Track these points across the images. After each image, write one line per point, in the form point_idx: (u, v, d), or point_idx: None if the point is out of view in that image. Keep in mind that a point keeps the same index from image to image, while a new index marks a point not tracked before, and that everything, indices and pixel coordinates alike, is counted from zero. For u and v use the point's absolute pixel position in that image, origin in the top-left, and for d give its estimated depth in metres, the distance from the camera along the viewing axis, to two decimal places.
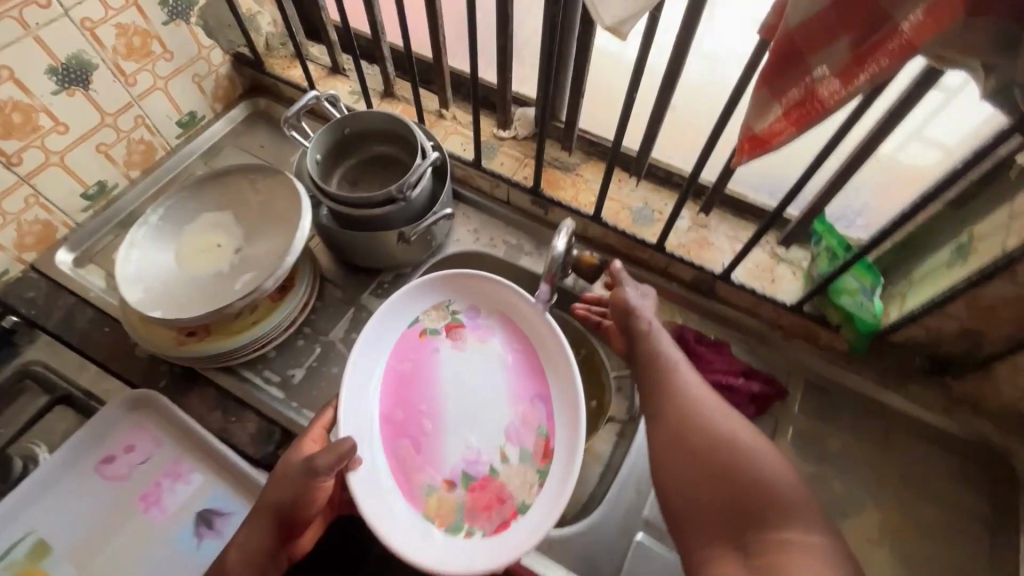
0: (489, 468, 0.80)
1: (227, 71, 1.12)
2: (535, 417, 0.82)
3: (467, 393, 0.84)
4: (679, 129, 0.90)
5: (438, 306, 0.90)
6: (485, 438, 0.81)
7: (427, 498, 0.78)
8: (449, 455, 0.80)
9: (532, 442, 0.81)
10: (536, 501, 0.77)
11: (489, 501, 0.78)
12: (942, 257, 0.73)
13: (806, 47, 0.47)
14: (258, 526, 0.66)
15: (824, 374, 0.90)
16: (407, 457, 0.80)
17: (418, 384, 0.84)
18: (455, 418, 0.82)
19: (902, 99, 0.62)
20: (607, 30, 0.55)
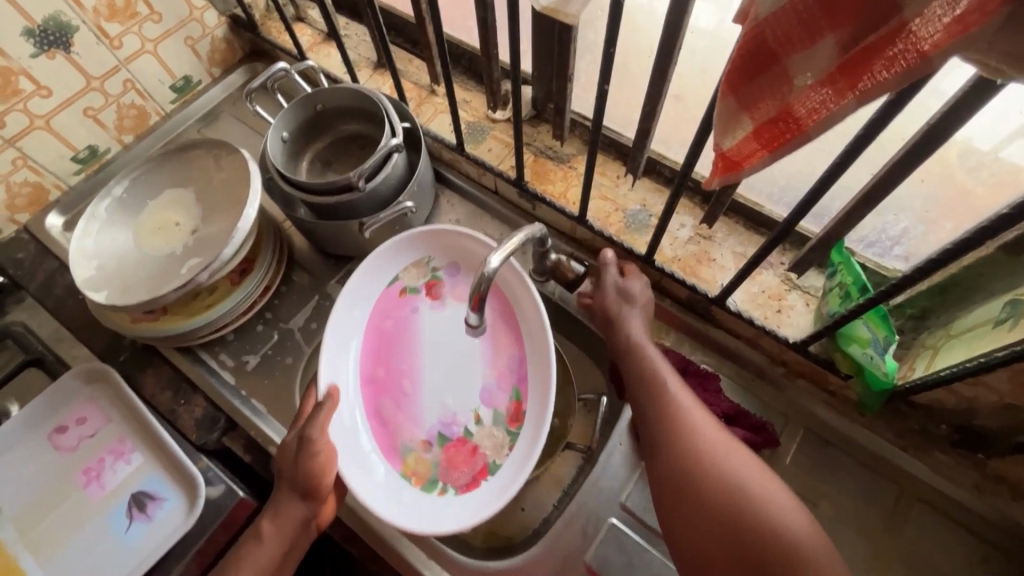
0: (466, 430, 0.74)
1: (224, 34, 1.08)
2: (508, 379, 0.76)
3: (450, 352, 0.78)
4: (686, 124, 0.76)
5: (417, 263, 0.81)
6: (464, 399, 0.75)
7: (404, 457, 0.74)
8: (426, 413, 0.75)
9: (504, 404, 0.75)
10: (506, 462, 0.71)
11: (462, 462, 0.73)
12: (991, 312, 0.58)
13: (781, 46, 0.34)
14: (285, 497, 0.66)
15: (830, 426, 0.76)
16: (386, 417, 0.75)
17: (400, 342, 0.78)
18: (436, 378, 0.77)
19: (948, 113, 0.47)
20: (546, 11, 0.45)
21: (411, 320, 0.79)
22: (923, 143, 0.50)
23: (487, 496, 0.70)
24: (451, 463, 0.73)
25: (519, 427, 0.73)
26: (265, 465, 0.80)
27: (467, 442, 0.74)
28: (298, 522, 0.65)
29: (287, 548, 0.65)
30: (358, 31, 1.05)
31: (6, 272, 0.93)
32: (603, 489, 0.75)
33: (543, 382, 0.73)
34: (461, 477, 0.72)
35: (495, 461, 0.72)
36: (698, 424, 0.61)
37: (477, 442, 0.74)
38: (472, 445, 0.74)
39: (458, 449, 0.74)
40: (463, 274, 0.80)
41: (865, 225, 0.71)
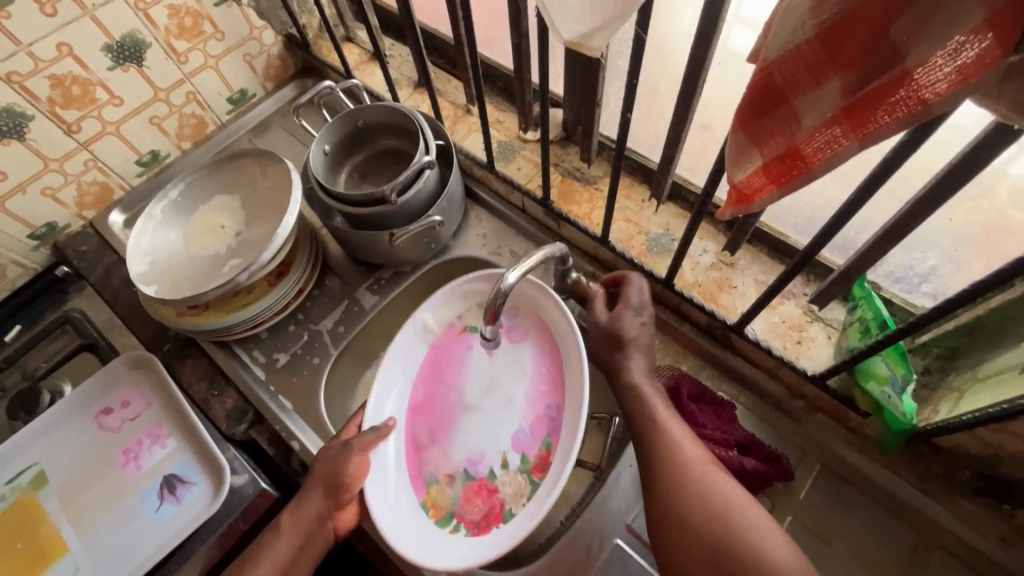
0: (493, 472, 0.74)
1: (279, 52, 1.15)
2: (544, 427, 0.74)
3: (494, 393, 0.78)
4: (710, 151, 0.77)
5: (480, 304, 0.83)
6: (496, 440, 0.76)
7: (427, 487, 0.75)
8: (457, 449, 0.77)
9: (533, 452, 0.74)
10: (520, 512, 0.70)
11: (478, 504, 0.73)
12: (1017, 357, 0.56)
13: (789, 88, 0.36)
14: (308, 494, 0.69)
15: (849, 463, 0.74)
16: (421, 445, 0.77)
17: (451, 377, 0.81)
18: (476, 418, 0.78)
19: (967, 154, 0.47)
20: (571, 46, 0.46)
21: (464, 358, 0.81)
22: (945, 184, 0.50)
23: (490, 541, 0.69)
24: (470, 499, 0.74)
25: (542, 478, 0.71)
26: (287, 459, 0.84)
27: (490, 487, 0.73)
28: (314, 520, 0.68)
29: (302, 543, 0.68)
30: (401, 52, 1.10)
31: (70, 263, 1.01)
32: (615, 507, 0.76)
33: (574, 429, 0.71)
34: (470, 520, 0.72)
35: (509, 510, 0.71)
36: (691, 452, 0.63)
37: (499, 487, 0.73)
38: (494, 489, 0.73)
39: (478, 491, 0.74)
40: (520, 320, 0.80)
41: (891, 261, 0.70)
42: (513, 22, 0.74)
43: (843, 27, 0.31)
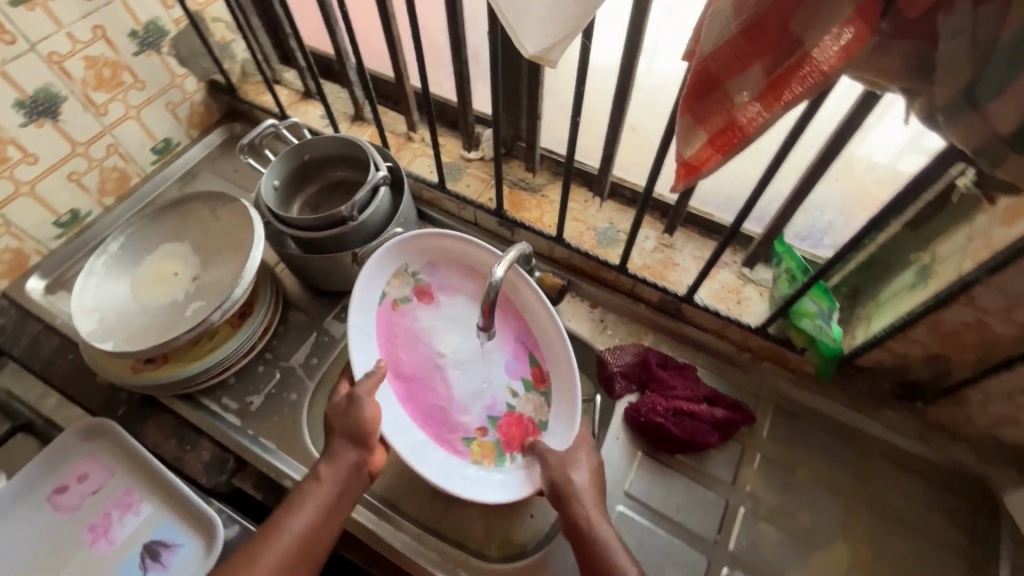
0: (512, 405, 0.78)
1: (203, 98, 1.14)
2: (523, 347, 0.80)
3: (465, 344, 0.80)
4: (639, 151, 0.89)
5: (397, 274, 0.79)
6: (495, 376, 0.79)
7: (468, 447, 0.76)
8: (467, 403, 0.78)
9: (529, 371, 0.79)
10: (552, 416, 0.77)
11: (517, 431, 0.77)
12: (904, 279, 0.71)
13: (720, 74, 0.45)
14: (338, 444, 0.70)
15: (796, 400, 0.86)
16: (439, 418, 0.77)
17: (419, 352, 0.78)
18: (465, 368, 0.79)
19: (846, 120, 0.60)
20: (533, 58, 0.53)
21: (418, 328, 0.79)
22: (832, 146, 0.64)
23: (552, 449, 0.75)
24: (508, 433, 0.77)
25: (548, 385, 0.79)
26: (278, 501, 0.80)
27: (517, 414, 0.78)
28: (348, 470, 0.68)
29: (338, 492, 0.67)
30: (340, 92, 1.14)
31: None
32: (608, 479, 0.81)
33: (557, 344, 0.77)
34: (519, 447, 0.77)
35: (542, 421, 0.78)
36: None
37: (521, 411, 0.78)
38: (519, 415, 0.78)
39: (511, 423, 0.77)
40: (445, 270, 0.82)
41: (798, 223, 0.84)
42: (455, 49, 0.81)
43: (757, 23, 0.42)
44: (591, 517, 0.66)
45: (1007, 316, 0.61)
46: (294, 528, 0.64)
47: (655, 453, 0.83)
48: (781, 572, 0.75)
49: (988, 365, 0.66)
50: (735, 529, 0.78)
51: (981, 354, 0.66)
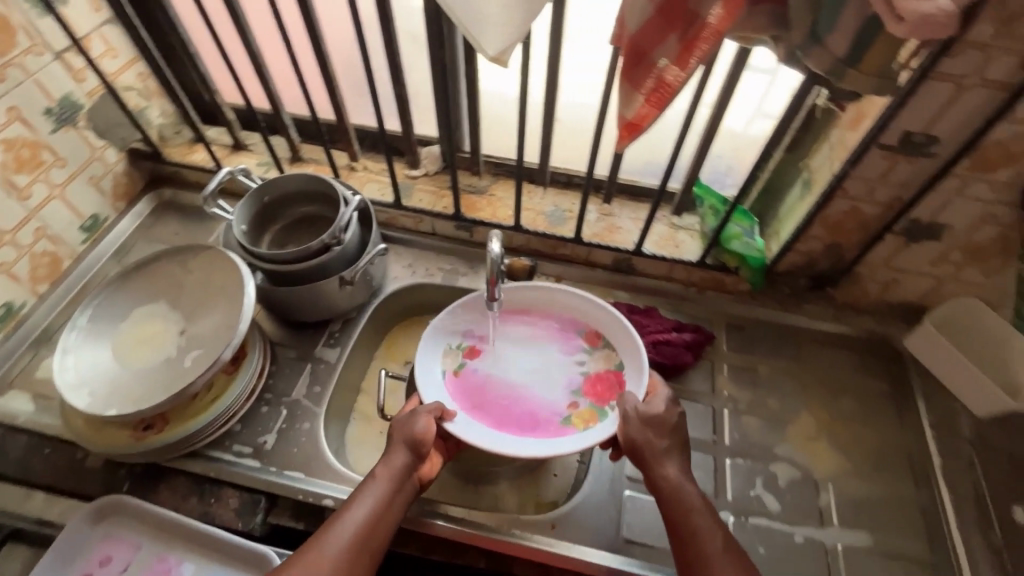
0: (586, 370, 0.85)
1: (125, 168, 1.12)
2: (566, 330, 0.88)
3: (524, 364, 0.86)
4: (569, 138, 1.03)
5: (445, 351, 0.86)
6: (560, 365, 0.86)
7: (573, 422, 0.79)
8: (552, 396, 0.83)
9: (580, 340, 0.87)
10: (620, 356, 0.84)
11: (606, 385, 0.83)
12: (795, 194, 0.91)
13: (647, 46, 0.61)
14: (393, 448, 0.74)
15: (740, 314, 1.03)
16: (539, 424, 0.80)
17: (493, 391, 0.83)
18: (534, 375, 0.85)
19: (730, 74, 0.78)
20: (492, 60, 0.64)
21: (484, 375, 0.85)
22: (723, 97, 0.81)
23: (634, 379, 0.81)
24: (597, 394, 0.82)
25: (601, 338, 0.87)
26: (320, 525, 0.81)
27: (594, 375, 0.84)
28: (401, 471, 0.72)
29: (394, 489, 0.71)
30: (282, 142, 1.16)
31: None
32: None
33: (583, 304, 0.88)
34: (614, 394, 0.81)
35: (620, 365, 0.84)
36: (713, 544, 0.66)
37: (595, 371, 0.84)
38: (595, 375, 0.84)
39: (593, 382, 0.83)
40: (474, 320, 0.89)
41: (705, 173, 1.03)
42: (395, 74, 0.90)
43: (666, 4, 0.57)
44: (677, 483, 0.71)
45: (871, 198, 0.81)
46: (354, 519, 0.67)
47: None
48: (768, 449, 0.90)
49: (867, 241, 0.87)
50: (726, 428, 0.92)
51: (861, 235, 0.87)
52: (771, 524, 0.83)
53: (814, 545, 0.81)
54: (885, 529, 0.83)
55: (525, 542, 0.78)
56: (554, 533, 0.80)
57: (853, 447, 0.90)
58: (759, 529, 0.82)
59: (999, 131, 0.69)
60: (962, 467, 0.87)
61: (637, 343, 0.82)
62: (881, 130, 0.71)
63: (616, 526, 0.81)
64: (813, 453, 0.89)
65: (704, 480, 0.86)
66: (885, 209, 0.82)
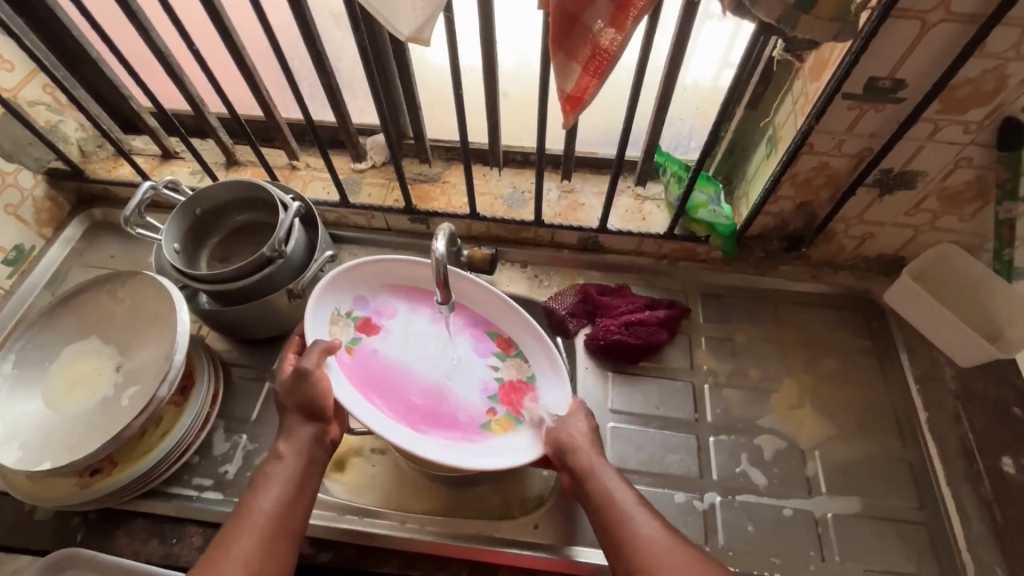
0: (500, 375, 0.78)
1: (45, 191, 1.03)
2: (478, 329, 0.81)
3: (425, 350, 0.77)
4: (519, 113, 0.96)
5: (335, 318, 0.75)
6: (469, 362, 0.78)
7: (489, 428, 0.73)
8: (465, 395, 0.75)
9: (494, 343, 0.80)
10: (536, 367, 0.79)
11: (518, 394, 0.77)
12: (762, 152, 0.85)
13: (576, 10, 0.54)
14: (292, 422, 0.69)
15: (715, 283, 0.99)
16: (451, 423, 0.72)
17: (394, 377, 0.74)
18: (439, 368, 0.76)
19: (678, 32, 0.71)
20: (409, 40, 0.56)
21: (383, 358, 0.75)
22: (675, 56, 0.74)
23: (552, 391, 0.77)
24: (512, 401, 0.76)
25: (518, 346, 0.80)
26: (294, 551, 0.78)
27: (508, 382, 0.78)
28: (309, 441, 0.68)
29: (303, 464, 0.66)
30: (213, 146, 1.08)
31: None
32: (593, 404, 0.88)
33: (502, 306, 0.80)
34: (530, 403, 0.76)
35: (530, 377, 0.79)
36: (626, 503, 0.64)
37: (511, 377, 0.78)
38: (512, 381, 0.78)
39: (510, 389, 0.77)
40: (374, 298, 0.79)
41: (668, 137, 0.96)
42: (319, 62, 0.82)
43: None
44: (591, 454, 0.69)
45: (838, 151, 0.76)
46: (269, 498, 0.63)
47: (624, 368, 0.91)
48: (752, 421, 0.87)
49: (839, 197, 0.82)
50: (707, 403, 0.88)
51: (832, 189, 0.82)
52: (759, 499, 0.81)
53: (804, 516, 0.79)
54: (874, 491, 0.81)
55: (508, 547, 0.76)
56: (538, 533, 0.78)
57: (838, 411, 0.87)
58: (746, 506, 0.80)
59: (968, 68, 0.63)
60: (948, 420, 0.85)
61: (558, 360, 0.78)
62: (843, 80, 0.65)
63: None
64: (798, 421, 0.87)
65: (688, 462, 0.83)
66: (854, 161, 0.77)
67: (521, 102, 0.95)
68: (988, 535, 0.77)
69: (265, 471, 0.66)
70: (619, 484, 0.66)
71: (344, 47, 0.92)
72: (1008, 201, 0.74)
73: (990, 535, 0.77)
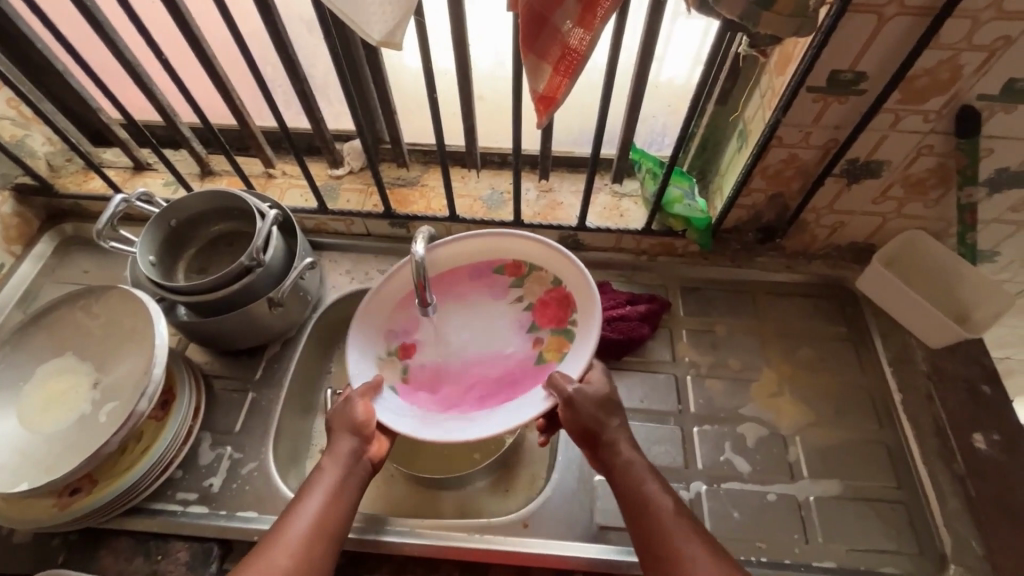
0: (526, 304, 0.82)
1: (13, 208, 1.01)
2: (484, 280, 0.84)
3: (462, 333, 0.82)
4: (494, 115, 0.97)
5: (378, 365, 0.79)
6: (498, 315, 0.82)
7: (547, 357, 0.77)
8: (512, 343, 0.80)
9: (504, 280, 0.84)
10: (547, 271, 0.82)
11: (552, 306, 0.81)
12: (733, 147, 0.87)
13: (544, 10, 0.55)
14: (336, 436, 0.70)
15: (694, 276, 1.00)
16: (516, 378, 0.77)
17: (447, 377, 0.79)
18: (481, 335, 0.81)
19: (646, 31, 0.72)
20: (380, 45, 0.57)
21: (433, 367, 0.80)
22: (644, 54, 0.75)
23: (574, 287, 0.79)
24: (551, 319, 0.80)
25: (522, 265, 0.83)
26: None
27: (538, 303, 0.81)
28: (350, 454, 0.68)
29: (345, 474, 0.66)
30: (187, 156, 1.07)
31: None
32: None
33: (487, 244, 0.83)
34: (566, 306, 0.79)
35: (555, 280, 0.81)
36: (658, 502, 0.63)
37: (536, 300, 0.81)
38: (539, 302, 0.81)
39: (544, 310, 0.81)
40: (392, 323, 0.82)
41: (642, 134, 0.98)
42: (291, 69, 0.82)
43: None
44: (624, 451, 0.68)
45: (806, 143, 0.78)
46: (309, 511, 0.62)
47: (608, 364, 0.92)
48: (734, 410, 0.89)
49: (809, 189, 0.84)
50: (690, 394, 0.90)
51: (802, 180, 0.84)
52: (744, 486, 0.82)
53: (787, 501, 0.81)
54: (853, 473, 0.83)
55: (498, 547, 0.75)
56: (527, 532, 0.77)
57: (816, 396, 0.90)
58: (732, 494, 0.81)
59: (924, 59, 0.66)
60: (921, 401, 0.87)
61: (560, 250, 0.79)
62: (806, 74, 0.67)
63: (590, 512, 0.79)
64: (778, 408, 0.88)
65: (673, 453, 0.85)
66: (821, 153, 0.80)
67: (496, 104, 0.96)
68: (963, 511, 0.79)
69: (308, 481, 0.66)
70: (653, 485, 0.65)
71: (316, 53, 0.91)
72: (968, 186, 0.76)
73: (965, 510, 0.79)
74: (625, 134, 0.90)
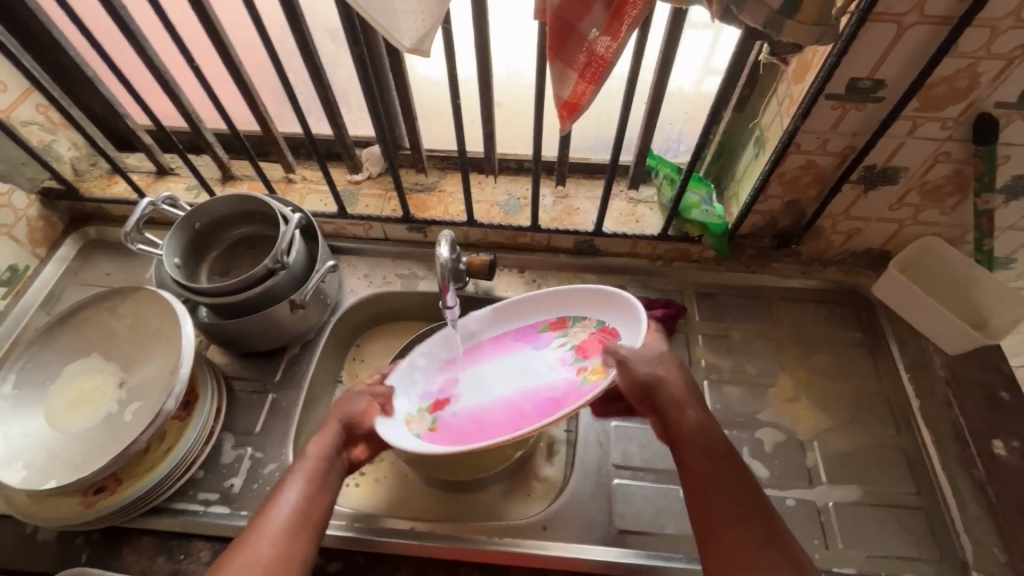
0: (571, 346, 0.75)
1: (39, 211, 1.03)
2: (527, 334, 0.80)
3: (503, 384, 0.76)
4: (512, 122, 0.99)
5: (410, 418, 0.75)
6: (542, 361, 0.75)
7: (587, 380, 0.68)
8: (553, 380, 0.72)
9: (548, 332, 0.79)
10: (587, 315, 0.77)
11: (596, 344, 0.73)
12: (750, 153, 0.88)
13: (571, 18, 0.56)
14: (326, 426, 0.71)
15: (709, 282, 1.01)
16: (552, 405, 0.67)
17: (478, 419, 0.72)
18: (524, 381, 0.74)
19: (668, 39, 0.73)
20: (410, 52, 0.58)
21: (465, 413, 0.74)
22: (665, 62, 0.77)
23: (617, 320, 0.73)
24: (596, 352, 0.72)
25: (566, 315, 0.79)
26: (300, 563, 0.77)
27: (582, 344, 0.74)
28: (332, 449, 0.69)
29: (325, 467, 0.67)
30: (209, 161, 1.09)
31: None
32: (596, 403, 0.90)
33: (526, 304, 0.82)
34: (607, 339, 0.72)
35: (599, 322, 0.75)
36: (734, 487, 0.60)
37: (581, 342, 0.74)
38: (583, 343, 0.74)
39: (588, 347, 0.73)
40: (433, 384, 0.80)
41: (659, 141, 0.99)
42: (317, 76, 0.84)
43: None
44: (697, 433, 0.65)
45: (824, 150, 0.79)
46: (287, 501, 0.62)
47: None
48: (751, 415, 0.89)
49: (826, 196, 0.85)
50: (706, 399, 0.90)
51: (818, 187, 0.85)
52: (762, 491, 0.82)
53: (806, 506, 0.81)
54: (872, 479, 0.83)
55: (518, 549, 0.76)
56: (547, 534, 0.78)
57: (832, 402, 0.90)
58: None
59: (943, 67, 0.67)
60: (939, 407, 0.87)
61: (591, 287, 0.76)
62: (826, 82, 0.68)
63: (609, 515, 0.79)
64: (795, 414, 0.89)
65: None
66: (839, 159, 0.80)
67: (514, 111, 0.98)
68: (984, 517, 0.79)
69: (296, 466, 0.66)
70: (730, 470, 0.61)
71: (340, 60, 0.93)
72: (985, 193, 0.77)
73: (986, 516, 0.79)
74: (642, 141, 0.92)
